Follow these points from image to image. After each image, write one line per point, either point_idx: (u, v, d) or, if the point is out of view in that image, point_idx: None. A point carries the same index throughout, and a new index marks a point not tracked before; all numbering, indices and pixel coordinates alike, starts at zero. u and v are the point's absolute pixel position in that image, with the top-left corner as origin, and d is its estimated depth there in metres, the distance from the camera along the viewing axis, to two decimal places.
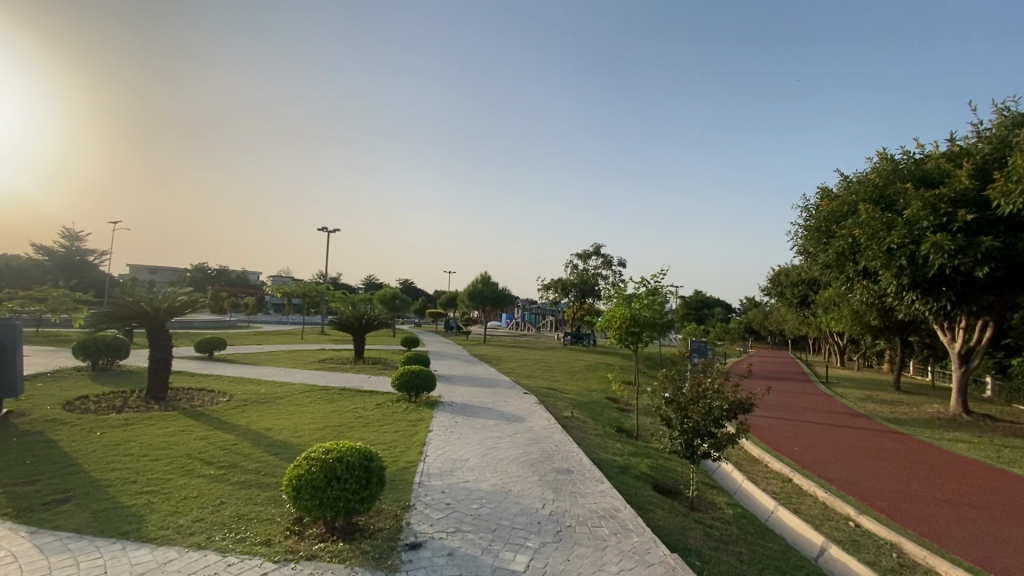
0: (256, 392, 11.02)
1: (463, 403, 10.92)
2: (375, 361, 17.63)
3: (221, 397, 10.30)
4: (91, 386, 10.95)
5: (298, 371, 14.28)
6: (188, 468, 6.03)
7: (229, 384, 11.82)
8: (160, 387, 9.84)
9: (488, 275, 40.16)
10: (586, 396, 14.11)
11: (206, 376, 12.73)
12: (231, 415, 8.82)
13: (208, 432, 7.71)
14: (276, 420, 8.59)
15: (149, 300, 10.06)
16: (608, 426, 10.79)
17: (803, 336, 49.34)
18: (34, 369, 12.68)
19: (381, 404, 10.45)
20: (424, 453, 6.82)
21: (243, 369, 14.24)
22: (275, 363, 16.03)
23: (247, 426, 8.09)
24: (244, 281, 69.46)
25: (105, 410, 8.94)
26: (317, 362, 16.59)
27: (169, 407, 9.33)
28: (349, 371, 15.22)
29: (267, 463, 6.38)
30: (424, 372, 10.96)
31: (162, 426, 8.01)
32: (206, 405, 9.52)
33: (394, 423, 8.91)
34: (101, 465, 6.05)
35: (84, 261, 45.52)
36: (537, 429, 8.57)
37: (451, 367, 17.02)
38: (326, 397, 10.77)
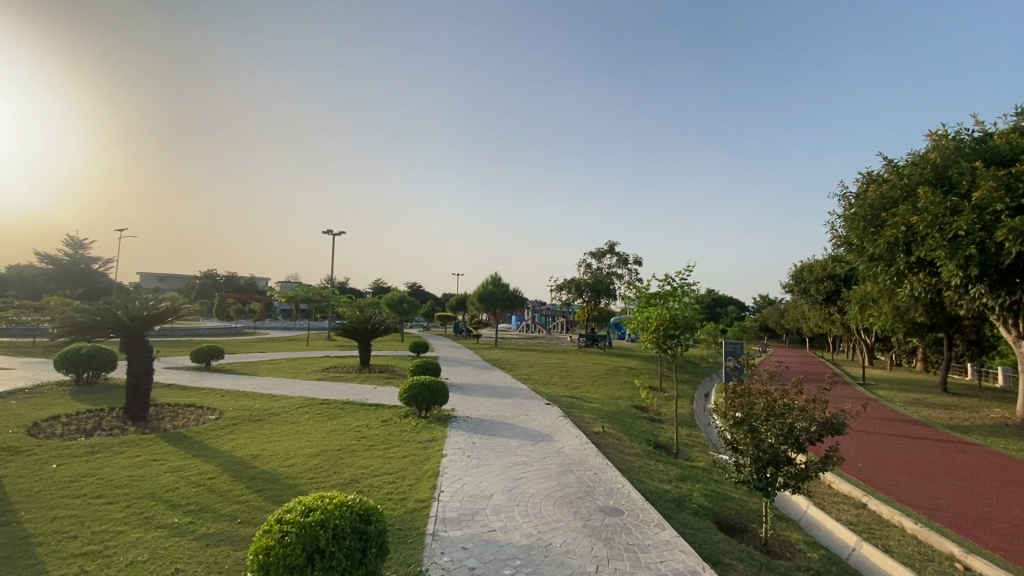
0: (249, 408, 9.82)
1: (479, 417, 9.69)
2: (382, 368, 16.46)
3: (209, 416, 9.12)
4: (67, 402, 9.80)
5: (298, 382, 13.10)
6: (148, 515, 4.81)
7: (220, 399, 10.62)
8: (139, 406, 8.69)
9: (499, 275, 38.90)
10: (612, 405, 12.81)
11: (197, 389, 11.55)
12: (216, 438, 7.62)
13: (185, 459, 6.54)
14: (267, 444, 7.38)
15: (124, 307, 8.92)
16: (644, 442, 9.50)
17: (823, 334, 47.75)
18: (10, 384, 11.58)
19: (387, 421, 9.24)
20: (437, 491, 5.58)
21: (239, 381, 13.11)
22: (275, 373, 14.90)
23: (231, 452, 6.88)
24: (253, 287, 68.95)
25: (75, 432, 7.64)
26: (320, 371, 15.43)
27: (150, 428, 8.13)
28: (353, 380, 14.03)
29: (247, 504, 5.16)
30: (435, 382, 9.78)
31: (133, 452, 6.78)
32: (190, 426, 8.34)
33: (402, 445, 7.68)
34: (41, 509, 4.81)
35: (88, 269, 44.96)
36: (569, 451, 7.31)
37: (463, 374, 15.78)
38: (327, 413, 9.57)
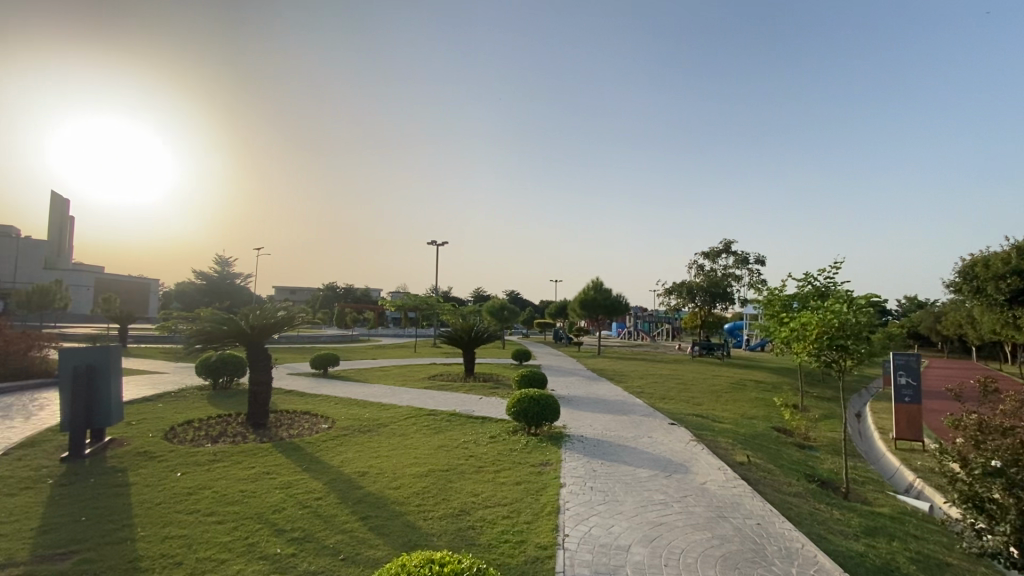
0: (359, 418, 9.65)
1: (596, 438, 8.60)
2: (487, 377, 15.97)
3: (322, 425, 9.04)
4: (202, 406, 10.35)
5: (405, 390, 12.97)
6: (252, 540, 4.36)
7: (333, 407, 10.63)
8: (260, 413, 8.81)
9: (601, 280, 37.28)
10: (748, 427, 10.95)
11: (314, 396, 11.75)
12: (326, 450, 7.33)
13: (296, 471, 6.25)
14: (374, 459, 6.92)
15: (244, 316, 9.12)
16: (803, 477, 7.72)
17: (998, 342, 39.50)
18: (160, 386, 12.72)
19: (495, 438, 8.50)
20: (561, 536, 4.60)
21: (352, 389, 13.28)
22: (385, 381, 15.02)
23: (340, 467, 6.48)
24: (367, 297, 74.19)
25: (203, 438, 7.80)
26: (426, 379, 15.31)
27: (268, 436, 8.12)
28: (458, 390, 13.64)
29: (352, 535, 4.57)
30: (545, 397, 8.90)
31: (249, 461, 6.63)
32: (304, 435, 8.23)
33: (514, 469, 6.84)
34: (154, 525, 4.53)
35: (232, 285, 51.26)
36: (716, 490, 5.93)
37: (570, 386, 14.76)
38: (434, 426, 9.07)
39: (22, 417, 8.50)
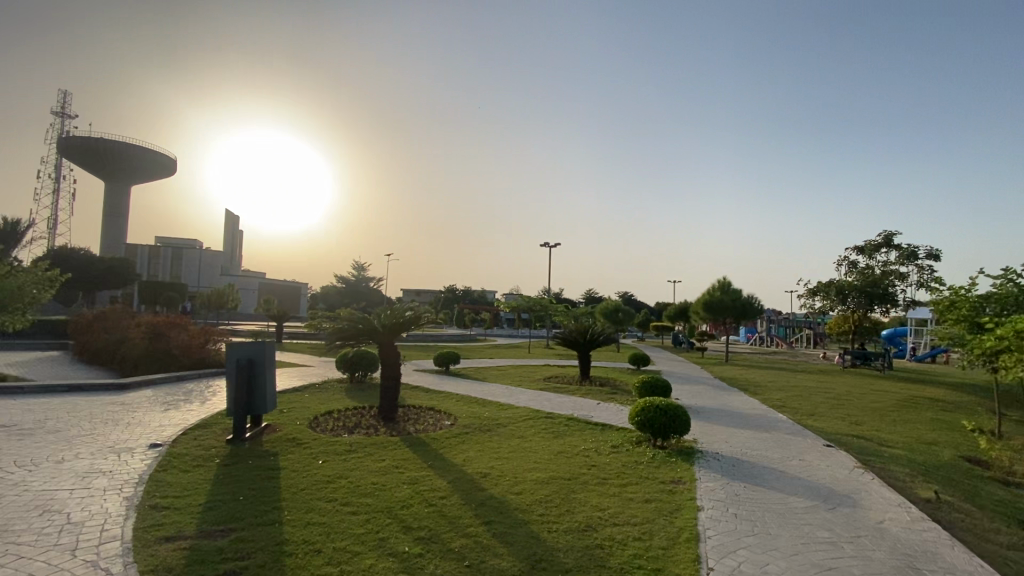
0: (479, 416, 9.77)
1: (734, 456, 7.68)
2: (604, 381, 15.40)
3: (445, 422, 9.27)
4: (340, 397, 11.29)
5: (522, 391, 12.95)
6: (383, 534, 4.46)
7: (454, 404, 10.92)
8: (390, 407, 9.26)
9: (728, 280, 34.34)
10: (928, 454, 9.06)
11: (436, 393, 12.23)
12: (449, 448, 7.46)
13: (422, 467, 6.38)
14: (495, 460, 6.86)
15: (377, 314, 9.72)
16: (1017, 524, 6.09)
17: None
18: (308, 378, 14.23)
19: (619, 447, 7.98)
20: (704, 569, 4.04)
21: (471, 387, 13.60)
22: (503, 381, 15.19)
23: (463, 465, 6.51)
24: (483, 298, 77.19)
25: (341, 428, 8.40)
26: (543, 381, 15.20)
27: (397, 430, 8.51)
28: (575, 394, 13.29)
29: (476, 540, 4.45)
30: (673, 407, 8.19)
31: (380, 454, 6.95)
32: (429, 431, 8.48)
33: (641, 484, 6.31)
34: (299, 510, 4.86)
35: (366, 288, 56.63)
36: (902, 535, 4.84)
37: (696, 395, 13.61)
38: (553, 430, 8.83)
39: (202, 401, 9.96)
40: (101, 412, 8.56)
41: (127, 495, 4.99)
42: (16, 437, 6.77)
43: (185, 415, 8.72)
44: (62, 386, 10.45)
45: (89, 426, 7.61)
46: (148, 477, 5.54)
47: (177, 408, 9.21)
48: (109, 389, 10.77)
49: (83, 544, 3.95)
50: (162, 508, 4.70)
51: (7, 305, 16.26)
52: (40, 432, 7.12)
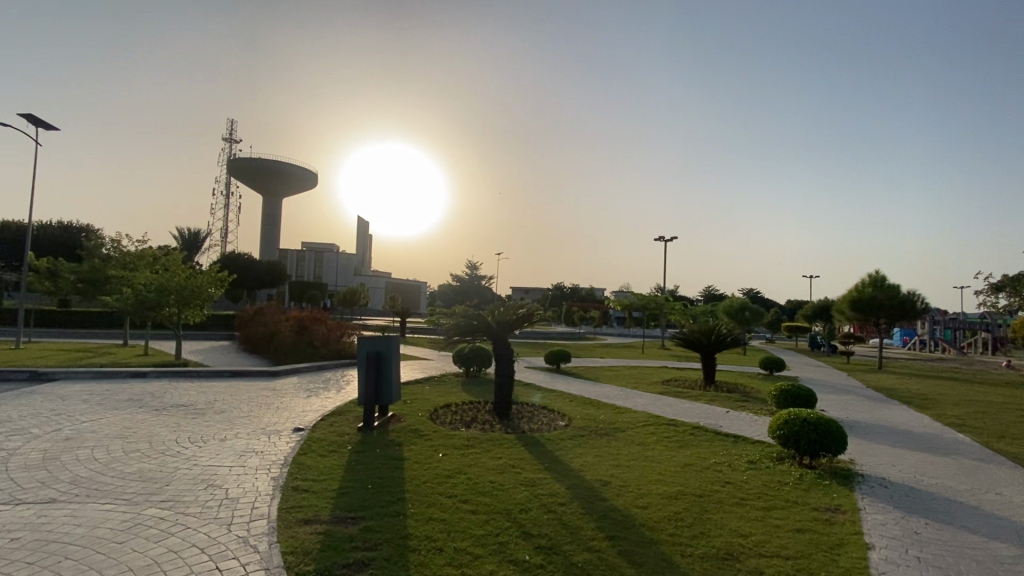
0: (594, 418, 9.35)
1: (907, 485, 6.39)
2: (731, 387, 14.02)
3: (560, 422, 9.01)
4: (456, 391, 11.60)
5: (639, 394, 12.24)
6: (502, 538, 4.31)
7: (568, 404, 10.62)
8: (504, 403, 9.20)
9: (880, 275, 29.63)
10: None
11: (549, 391, 12.03)
12: (565, 450, 7.17)
13: (538, 469, 6.19)
14: (615, 468, 6.43)
15: (491, 311, 9.77)
16: None
17: None
18: (427, 371, 14.93)
19: (756, 463, 7.08)
20: None
21: (585, 387, 13.21)
22: (617, 381, 14.57)
23: (580, 470, 6.18)
24: (593, 296, 75.99)
25: (458, 422, 8.55)
26: (661, 383, 14.28)
27: (512, 427, 8.43)
28: (699, 399, 12.24)
29: (599, 555, 4.12)
30: (825, 422, 7.10)
31: (495, 451, 6.89)
32: (544, 431, 8.28)
33: (789, 510, 5.45)
34: (421, 504, 4.92)
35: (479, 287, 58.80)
36: None
37: (847, 407, 11.77)
38: (677, 439, 8.12)
39: (336, 390, 10.86)
40: (257, 396, 9.71)
41: (273, 475, 5.47)
42: (193, 415, 7.88)
43: (322, 402, 9.54)
44: (229, 372, 12.10)
45: (247, 408, 8.65)
46: (291, 459, 6.04)
47: (316, 395, 10.13)
48: (264, 375, 12.25)
49: (237, 520, 4.34)
50: (302, 491, 5.06)
51: (192, 301, 19.42)
52: (211, 412, 8.23)
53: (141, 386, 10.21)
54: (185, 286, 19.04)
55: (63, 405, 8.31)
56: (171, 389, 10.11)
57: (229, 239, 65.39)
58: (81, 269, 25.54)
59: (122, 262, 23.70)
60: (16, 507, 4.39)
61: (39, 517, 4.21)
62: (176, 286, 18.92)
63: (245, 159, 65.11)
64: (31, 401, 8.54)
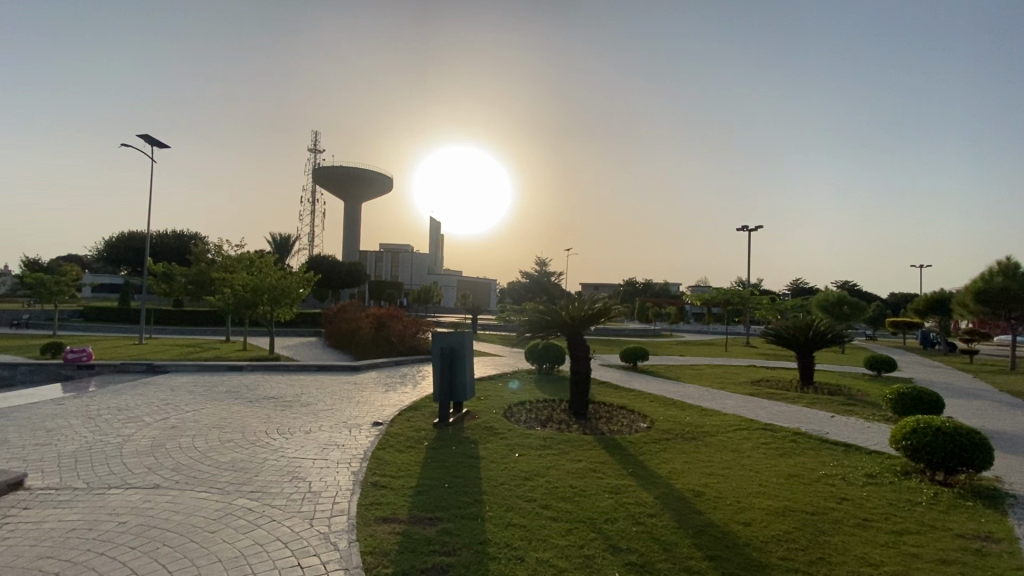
0: (680, 421, 8.70)
1: None
2: (834, 389, 12.62)
3: (641, 424, 8.46)
4: (531, 388, 11.35)
5: (727, 395, 11.32)
6: (587, 551, 3.96)
7: (649, 405, 10.01)
8: (581, 402, 8.78)
9: (1014, 262, 25.61)
10: None
11: (628, 391, 11.45)
12: (650, 455, 6.66)
13: (622, 474, 5.75)
14: (708, 477, 5.84)
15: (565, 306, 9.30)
16: None
17: None
18: (500, 368, 14.85)
19: (876, 477, 6.17)
20: None
21: (665, 387, 12.47)
22: (700, 381, 13.65)
23: (669, 479, 5.67)
24: (668, 291, 73.07)
25: (534, 420, 8.26)
26: (750, 384, 13.19)
27: (591, 428, 8.00)
28: (796, 402, 11.11)
29: None
30: (963, 431, 6.03)
31: (575, 453, 6.53)
32: (625, 433, 7.79)
33: (926, 536, 4.62)
34: (499, 507, 4.68)
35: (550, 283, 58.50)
36: None
37: (981, 414, 10.14)
38: (776, 447, 7.30)
39: (413, 385, 11.01)
40: (339, 390, 10.05)
41: (353, 470, 5.49)
42: (282, 407, 8.25)
43: (400, 397, 9.68)
44: (315, 366, 12.70)
45: (330, 401, 8.94)
46: (370, 454, 6.07)
47: (394, 390, 10.31)
48: (346, 370, 12.72)
49: (319, 515, 4.34)
50: (380, 487, 5.01)
51: (283, 300, 20.79)
52: (297, 404, 8.58)
53: (237, 379, 10.94)
54: (277, 286, 20.42)
55: (172, 395, 9.03)
56: (263, 382, 10.74)
57: (315, 242, 70.06)
58: (191, 272, 28.31)
59: (224, 265, 25.93)
60: (125, 491, 4.69)
61: (144, 502, 4.46)
62: (268, 286, 20.37)
63: (327, 167, 69.31)
64: (146, 391, 9.38)
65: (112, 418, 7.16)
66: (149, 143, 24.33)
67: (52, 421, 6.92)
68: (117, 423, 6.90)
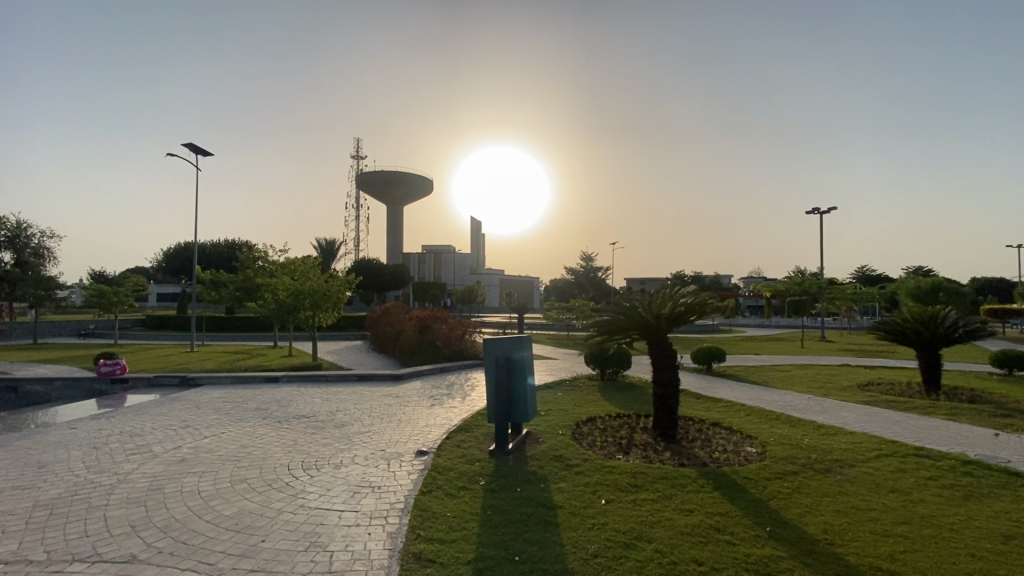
0: (797, 445, 6.87)
1: None
2: (970, 394, 10.31)
3: (750, 450, 6.69)
4: (598, 399, 9.75)
5: (839, 406, 9.31)
6: None
7: (748, 421, 8.17)
8: (668, 422, 7.06)
9: None
10: None
11: (714, 402, 9.64)
12: (783, 503, 4.92)
13: (760, 539, 4.07)
14: (887, 544, 4.08)
15: (647, 304, 7.21)
16: None
17: None
18: (556, 373, 13.27)
19: None
20: None
21: (756, 394, 10.56)
22: (794, 387, 11.62)
23: (834, 548, 3.94)
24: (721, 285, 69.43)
25: (612, 445, 6.67)
26: (859, 391, 11.02)
27: (687, 457, 6.30)
28: (931, 413, 8.95)
29: None
30: None
31: (682, 499, 4.89)
32: (735, 465, 6.05)
33: None
34: None
35: (596, 279, 56.62)
36: None
37: None
38: (953, 486, 5.39)
39: (461, 397, 9.62)
40: (380, 405, 8.77)
41: (392, 530, 4.08)
42: (312, 431, 7.02)
43: (448, 413, 8.30)
44: (355, 375, 11.56)
45: (368, 421, 7.64)
46: (413, 501, 4.66)
47: (440, 404, 8.93)
48: (388, 380, 11.52)
49: None
50: (426, 564, 3.57)
51: (324, 305, 20.06)
52: (331, 425, 7.35)
53: (270, 393, 9.91)
54: (318, 290, 19.72)
55: (195, 414, 8.03)
56: (297, 396, 9.67)
57: (360, 247, 70.73)
58: (239, 279, 28.41)
59: (268, 271, 25.69)
60: (89, 570, 3.47)
61: None
62: (309, 290, 19.69)
63: (369, 172, 69.92)
64: (169, 409, 8.45)
65: (119, 446, 6.14)
66: (193, 152, 24.26)
67: (50, 451, 5.95)
68: (120, 454, 5.82)
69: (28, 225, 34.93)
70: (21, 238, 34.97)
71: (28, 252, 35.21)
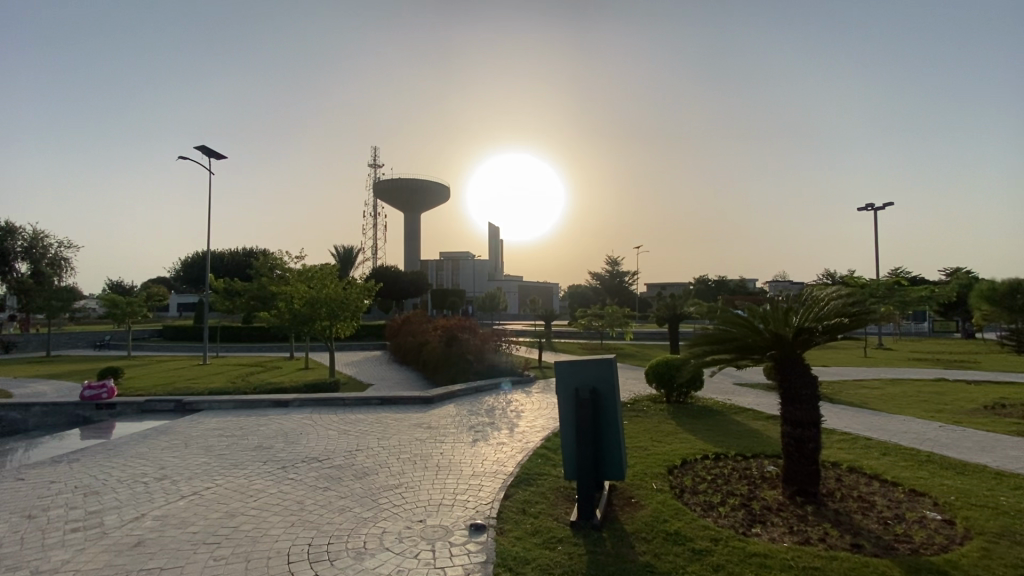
0: (996, 509, 4.89)
1: None
2: None
3: (937, 517, 4.72)
4: (677, 431, 7.82)
5: (993, 440, 7.26)
6: None
7: (894, 466, 6.18)
8: (806, 476, 5.08)
9: None
10: None
11: (825, 434, 7.65)
12: None
13: None
14: None
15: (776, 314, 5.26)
16: None
17: None
18: None
19: None
20: None
21: (870, 421, 8.53)
22: (907, 410, 9.55)
23: None
24: None
25: (740, 512, 4.75)
26: (994, 416, 8.87)
27: (859, 535, 4.33)
28: None
29: None
30: None
31: None
32: (939, 550, 4.09)
33: None
34: None
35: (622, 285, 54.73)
36: None
37: None
38: None
39: (508, 429, 7.79)
40: (410, 442, 6.99)
41: None
42: (323, 485, 5.26)
43: (498, 453, 6.47)
44: (376, 398, 9.80)
45: (396, 468, 5.86)
46: None
47: (485, 439, 7.10)
48: (415, 404, 9.76)
49: None
50: None
51: (342, 314, 18.43)
52: (349, 476, 5.57)
53: (275, 423, 8.20)
54: (335, 299, 18.14)
55: (179, 456, 6.33)
56: (308, 426, 7.94)
57: (377, 254, 69.55)
58: (253, 287, 27.02)
59: (284, 279, 24.23)
60: None
61: None
62: (325, 299, 18.12)
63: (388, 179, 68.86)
64: (150, 446, 6.82)
65: (60, 517, 4.43)
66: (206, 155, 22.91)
67: None
68: (54, 533, 4.12)
69: (45, 236, 34.23)
70: (38, 249, 34.26)
71: (45, 262, 34.55)
